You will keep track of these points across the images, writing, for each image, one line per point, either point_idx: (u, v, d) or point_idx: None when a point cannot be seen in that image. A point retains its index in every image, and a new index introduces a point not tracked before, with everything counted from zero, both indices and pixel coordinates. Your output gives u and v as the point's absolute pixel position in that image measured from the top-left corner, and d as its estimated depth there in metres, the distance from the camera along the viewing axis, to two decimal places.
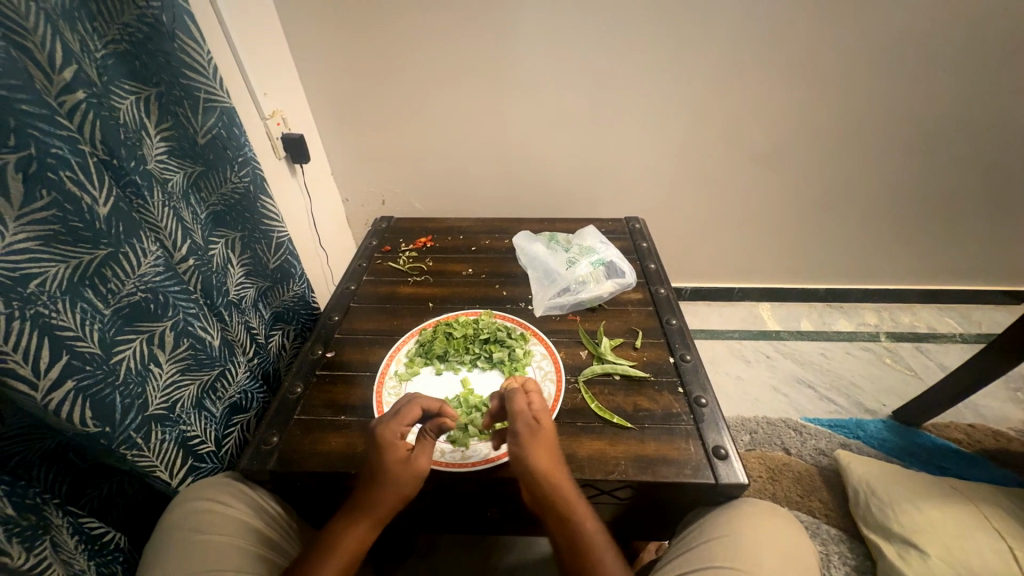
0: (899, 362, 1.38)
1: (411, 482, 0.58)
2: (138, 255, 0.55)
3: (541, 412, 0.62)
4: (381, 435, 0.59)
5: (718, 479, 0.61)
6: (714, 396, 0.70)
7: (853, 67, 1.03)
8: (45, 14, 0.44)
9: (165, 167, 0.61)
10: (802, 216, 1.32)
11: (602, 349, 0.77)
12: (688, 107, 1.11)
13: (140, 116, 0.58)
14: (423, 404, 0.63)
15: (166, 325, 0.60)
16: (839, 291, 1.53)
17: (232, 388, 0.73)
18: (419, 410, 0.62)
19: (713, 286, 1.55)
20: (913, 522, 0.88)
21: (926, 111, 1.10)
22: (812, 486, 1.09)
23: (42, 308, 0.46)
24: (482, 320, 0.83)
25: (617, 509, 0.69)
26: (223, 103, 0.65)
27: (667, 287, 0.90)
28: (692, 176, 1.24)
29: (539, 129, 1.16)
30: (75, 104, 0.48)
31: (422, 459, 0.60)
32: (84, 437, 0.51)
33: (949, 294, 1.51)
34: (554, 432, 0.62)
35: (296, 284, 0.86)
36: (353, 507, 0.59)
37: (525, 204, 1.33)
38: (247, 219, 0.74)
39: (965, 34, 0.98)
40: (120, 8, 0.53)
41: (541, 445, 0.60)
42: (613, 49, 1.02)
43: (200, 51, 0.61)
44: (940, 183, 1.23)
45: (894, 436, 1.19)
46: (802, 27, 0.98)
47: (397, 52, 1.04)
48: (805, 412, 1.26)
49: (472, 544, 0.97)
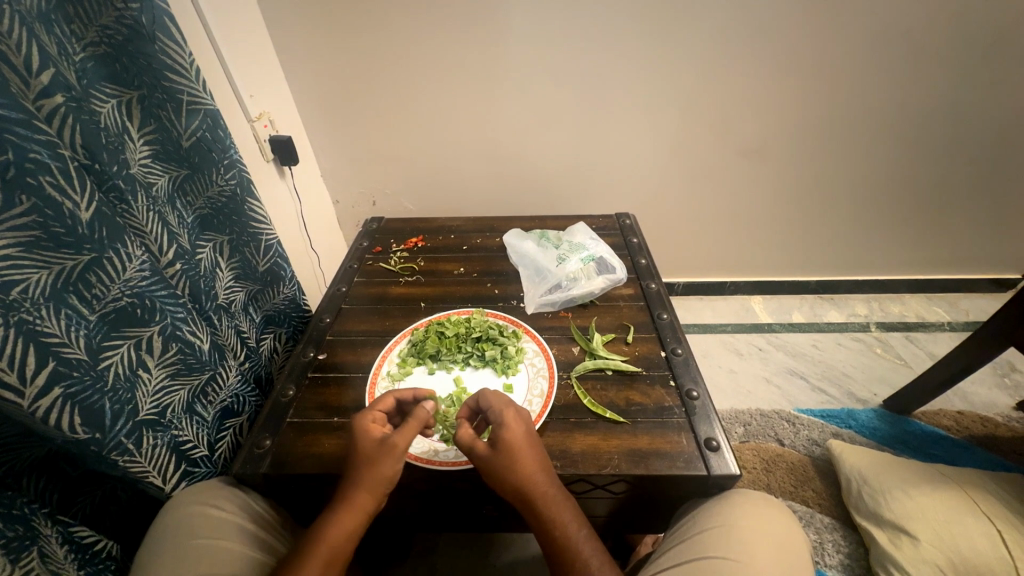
0: (889, 351, 1.40)
1: (388, 463, 0.58)
2: (123, 260, 0.54)
3: (506, 428, 0.59)
4: (358, 422, 0.60)
5: (711, 471, 0.61)
6: (706, 389, 0.71)
7: (838, 60, 1.04)
8: (20, 16, 0.44)
9: (148, 171, 0.60)
10: (791, 209, 1.33)
11: (594, 345, 0.78)
12: (676, 103, 1.11)
13: (122, 119, 0.57)
14: (398, 394, 0.65)
15: (154, 331, 0.59)
16: (829, 283, 1.54)
17: (224, 392, 0.72)
18: (394, 400, 0.64)
19: (705, 280, 1.56)
20: (904, 509, 0.90)
21: (910, 103, 1.11)
22: (805, 475, 1.10)
23: (25, 315, 0.45)
24: (474, 318, 0.83)
25: (613, 503, 0.70)
26: (207, 105, 0.65)
27: (658, 282, 0.91)
28: (681, 171, 1.25)
29: (528, 127, 1.16)
30: (54, 108, 0.47)
31: (399, 440, 0.58)
32: (74, 444, 0.51)
33: (937, 283, 1.53)
34: (527, 440, 0.59)
35: (287, 286, 0.86)
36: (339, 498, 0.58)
37: (516, 203, 1.33)
38: (235, 222, 0.74)
39: (947, 26, 0.99)
40: (99, 10, 0.53)
41: (509, 461, 0.57)
42: (600, 46, 1.02)
43: (183, 53, 0.60)
44: (925, 174, 1.25)
45: (885, 424, 1.20)
46: (786, 22, 0.99)
47: (383, 52, 1.04)
48: (798, 403, 1.28)
49: (470, 543, 0.97)
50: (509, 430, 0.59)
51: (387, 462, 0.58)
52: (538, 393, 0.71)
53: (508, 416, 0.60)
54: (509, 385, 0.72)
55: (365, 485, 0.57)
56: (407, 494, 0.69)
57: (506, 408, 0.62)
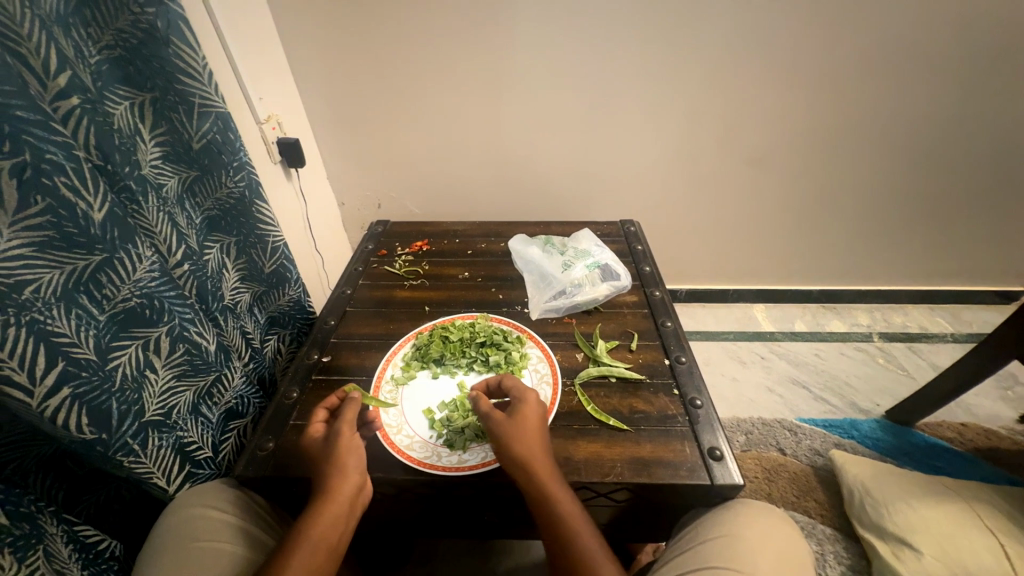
0: (891, 361, 1.39)
1: (350, 444, 0.60)
2: (133, 261, 0.55)
3: (525, 407, 0.61)
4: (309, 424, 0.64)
5: (714, 480, 0.61)
6: (710, 397, 0.71)
7: (843, 71, 1.05)
8: (39, 20, 0.44)
9: (159, 172, 0.61)
10: (794, 218, 1.34)
11: (598, 352, 0.78)
12: (681, 111, 1.12)
13: (134, 121, 0.57)
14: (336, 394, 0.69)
15: (161, 332, 0.60)
16: (832, 293, 1.54)
17: (229, 393, 0.72)
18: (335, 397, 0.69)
19: (708, 287, 1.56)
20: (907, 521, 0.89)
21: (915, 114, 1.11)
22: (807, 486, 1.10)
23: (37, 314, 0.45)
24: (478, 323, 0.83)
25: (615, 511, 0.70)
26: (219, 108, 0.65)
27: (662, 289, 0.91)
28: (685, 179, 1.25)
29: (534, 133, 1.17)
30: (69, 109, 0.48)
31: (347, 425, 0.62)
32: (81, 444, 0.51)
33: (940, 294, 1.53)
34: (539, 427, 0.61)
35: (292, 288, 0.86)
36: (317, 490, 0.58)
37: (521, 208, 1.34)
38: (242, 224, 0.74)
39: (952, 40, 1.00)
40: (115, 14, 0.53)
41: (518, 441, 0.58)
42: (607, 54, 1.03)
43: (196, 57, 0.60)
44: (929, 186, 1.25)
45: (887, 435, 1.20)
46: (792, 33, 1.00)
47: (392, 56, 1.05)
48: (800, 412, 1.27)
49: (470, 549, 0.97)
50: (526, 410, 0.61)
51: (345, 439, 0.60)
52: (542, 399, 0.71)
53: (530, 398, 0.63)
54: None
55: (340, 468, 0.58)
56: (409, 499, 0.69)
57: (529, 391, 0.64)
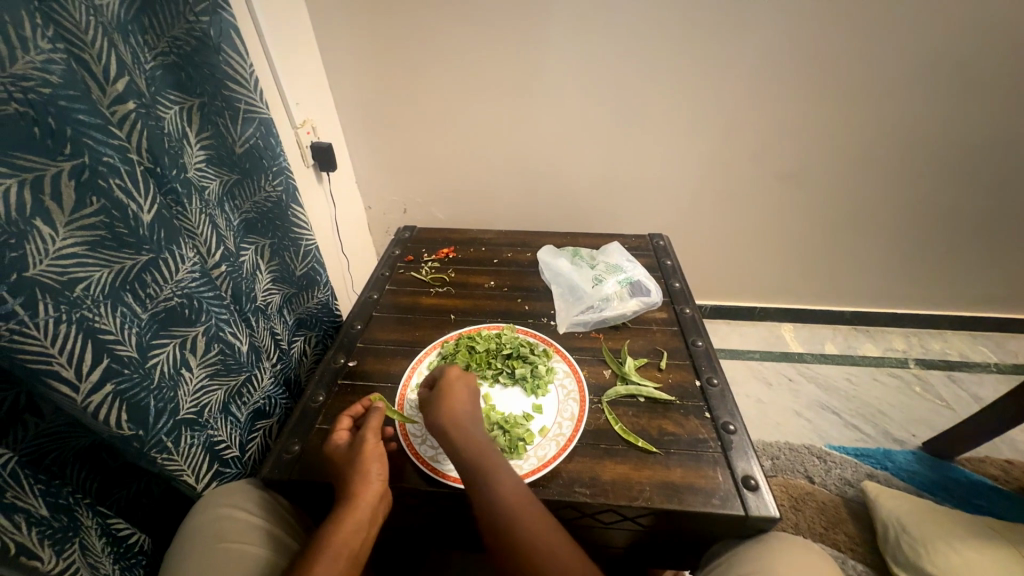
0: (929, 390, 1.33)
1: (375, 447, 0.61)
2: (176, 261, 0.56)
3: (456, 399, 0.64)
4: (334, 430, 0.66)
5: (748, 511, 0.58)
6: (743, 422, 0.68)
7: (886, 88, 1.02)
8: (103, 28, 0.46)
9: (202, 175, 0.62)
10: (829, 237, 1.30)
11: (626, 369, 0.76)
12: (715, 125, 1.10)
13: (183, 125, 0.59)
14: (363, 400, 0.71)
15: (198, 331, 0.61)
16: (866, 315, 1.49)
17: (257, 394, 0.73)
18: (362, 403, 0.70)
19: (734, 304, 1.52)
20: (948, 562, 0.84)
21: (964, 133, 1.07)
22: (837, 518, 1.05)
23: (87, 312, 0.46)
24: (504, 334, 0.82)
25: (639, 536, 0.67)
26: (263, 114, 0.67)
27: (692, 307, 0.89)
28: (716, 193, 1.22)
29: (563, 143, 1.16)
30: (125, 114, 0.49)
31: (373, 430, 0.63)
32: (119, 439, 0.52)
33: (984, 321, 1.45)
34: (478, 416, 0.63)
35: (321, 291, 0.87)
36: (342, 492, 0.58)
37: (546, 218, 1.33)
38: (278, 227, 0.75)
39: (1007, 57, 0.96)
40: (171, 22, 0.55)
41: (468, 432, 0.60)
42: (641, 66, 1.02)
43: (244, 64, 0.62)
44: (976, 208, 1.20)
45: (924, 468, 1.14)
46: (834, 48, 0.97)
47: (426, 64, 1.06)
48: (830, 439, 1.22)
49: (484, 562, 0.95)
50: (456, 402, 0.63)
51: (369, 444, 0.61)
52: (568, 416, 0.70)
53: (455, 377, 0.67)
54: (538, 406, 0.71)
55: (362, 473, 0.58)
56: (430, 510, 0.68)
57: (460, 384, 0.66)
